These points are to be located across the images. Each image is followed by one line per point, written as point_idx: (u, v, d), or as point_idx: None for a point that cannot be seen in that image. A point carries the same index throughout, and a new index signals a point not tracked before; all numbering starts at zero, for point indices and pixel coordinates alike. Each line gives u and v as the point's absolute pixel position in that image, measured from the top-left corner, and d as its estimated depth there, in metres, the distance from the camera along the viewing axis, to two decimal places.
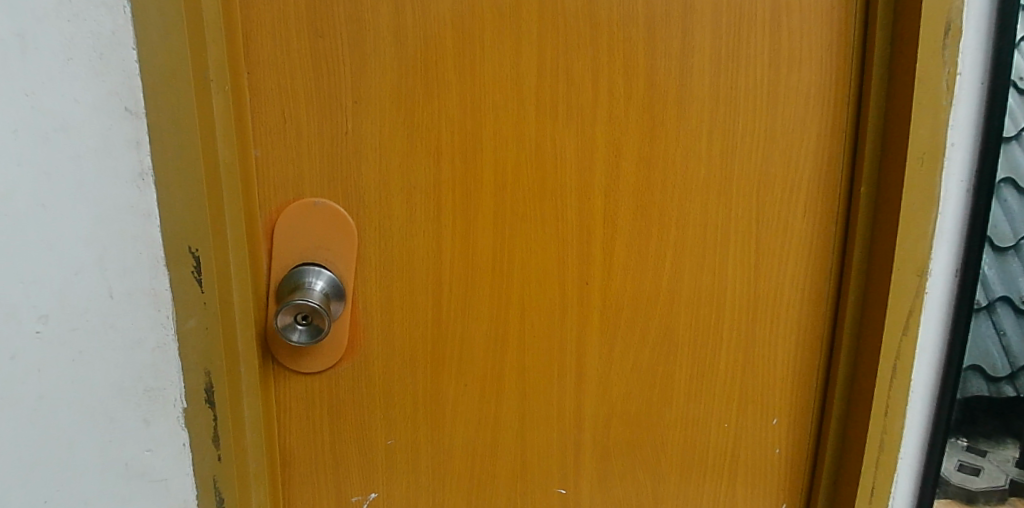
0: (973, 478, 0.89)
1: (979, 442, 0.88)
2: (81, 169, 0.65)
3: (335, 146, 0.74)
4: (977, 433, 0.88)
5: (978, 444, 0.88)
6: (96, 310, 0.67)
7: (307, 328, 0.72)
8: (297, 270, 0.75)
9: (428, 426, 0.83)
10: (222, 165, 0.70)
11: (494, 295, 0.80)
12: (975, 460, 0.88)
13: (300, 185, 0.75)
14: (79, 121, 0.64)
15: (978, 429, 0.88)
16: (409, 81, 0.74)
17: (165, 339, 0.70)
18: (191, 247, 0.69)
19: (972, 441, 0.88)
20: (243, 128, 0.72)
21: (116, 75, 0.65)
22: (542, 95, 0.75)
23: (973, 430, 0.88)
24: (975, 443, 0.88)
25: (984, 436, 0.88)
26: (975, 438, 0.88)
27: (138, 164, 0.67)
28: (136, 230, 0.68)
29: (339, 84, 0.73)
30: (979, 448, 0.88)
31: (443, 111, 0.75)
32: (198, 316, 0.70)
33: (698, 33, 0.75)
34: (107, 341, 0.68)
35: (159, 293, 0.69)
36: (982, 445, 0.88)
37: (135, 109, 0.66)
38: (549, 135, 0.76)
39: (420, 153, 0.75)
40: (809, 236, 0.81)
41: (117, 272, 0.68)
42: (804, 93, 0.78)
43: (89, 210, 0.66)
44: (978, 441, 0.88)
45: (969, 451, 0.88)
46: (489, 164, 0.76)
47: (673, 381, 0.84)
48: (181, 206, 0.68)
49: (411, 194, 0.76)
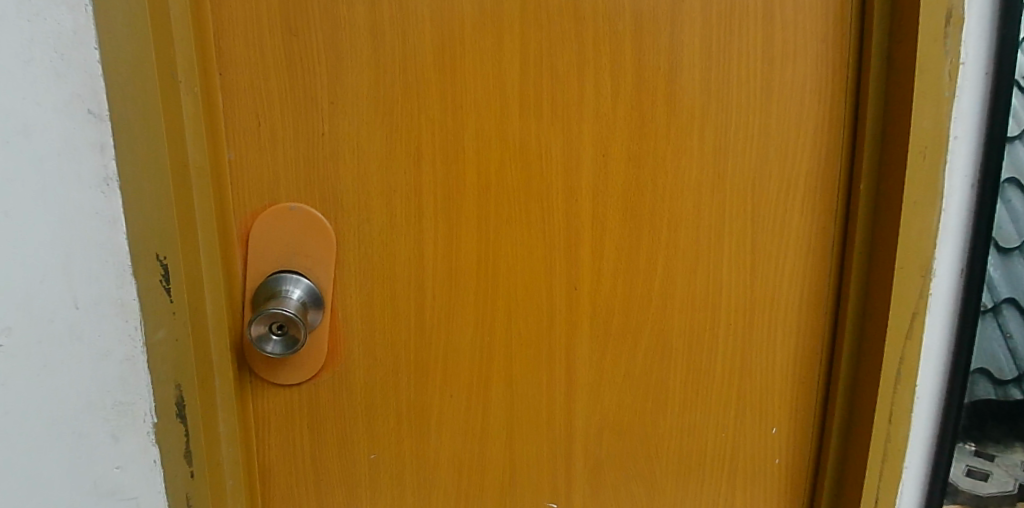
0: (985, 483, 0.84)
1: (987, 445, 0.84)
2: (43, 176, 0.62)
3: (311, 148, 0.71)
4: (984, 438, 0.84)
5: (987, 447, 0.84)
6: (60, 322, 0.64)
7: (282, 338, 0.69)
8: (273, 278, 0.72)
9: (413, 439, 0.80)
10: (193, 168, 0.67)
11: (480, 302, 0.77)
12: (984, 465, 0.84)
13: (275, 189, 0.72)
14: (40, 123, 0.61)
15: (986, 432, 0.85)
16: (387, 80, 0.71)
17: (134, 352, 0.67)
18: (158, 254, 0.65)
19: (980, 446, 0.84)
20: (215, 130, 0.69)
21: (78, 77, 0.61)
22: (525, 93, 0.72)
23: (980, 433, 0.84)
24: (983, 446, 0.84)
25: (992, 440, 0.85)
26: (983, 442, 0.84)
27: (103, 168, 0.63)
28: (101, 239, 0.64)
29: (314, 83, 0.70)
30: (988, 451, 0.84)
31: (423, 110, 0.71)
32: (167, 326, 0.67)
33: (687, 27, 0.72)
34: (72, 354, 0.65)
35: (126, 303, 0.66)
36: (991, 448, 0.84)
37: (99, 111, 0.62)
38: (534, 134, 0.73)
39: (399, 154, 0.72)
40: (807, 237, 0.78)
41: (82, 282, 0.64)
42: (799, 88, 0.75)
43: (52, 218, 0.63)
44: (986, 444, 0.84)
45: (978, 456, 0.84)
46: (472, 165, 0.73)
47: (667, 389, 0.81)
48: (148, 211, 0.65)
49: (392, 197, 0.73)
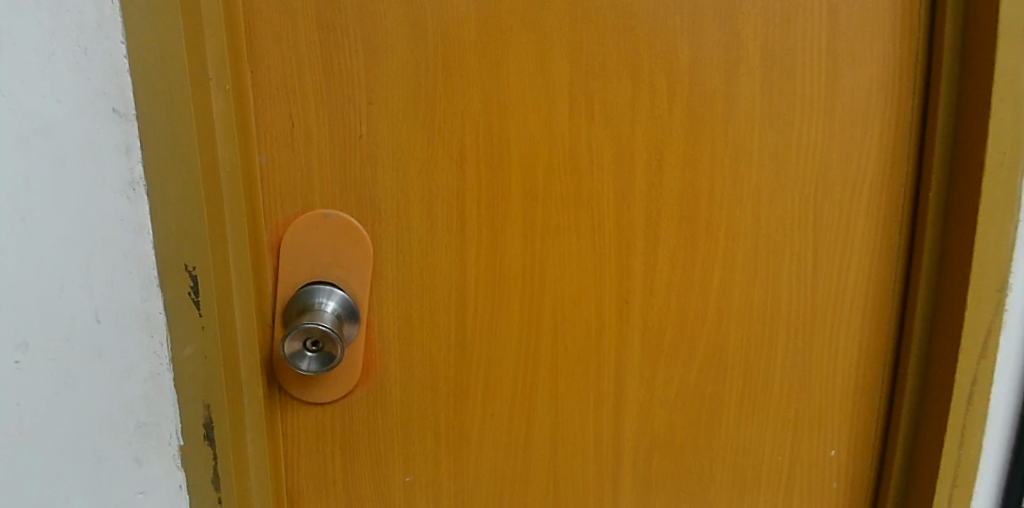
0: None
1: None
2: (65, 180, 0.57)
3: (348, 151, 0.67)
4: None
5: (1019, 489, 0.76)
6: (80, 338, 0.60)
7: (318, 355, 0.65)
8: (306, 289, 0.68)
9: (451, 461, 0.75)
10: (223, 172, 0.63)
11: (524, 315, 0.72)
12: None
13: (309, 195, 0.68)
14: (61, 123, 0.57)
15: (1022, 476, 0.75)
16: (430, 79, 0.66)
17: (159, 369, 0.63)
18: (187, 265, 0.61)
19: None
20: (246, 132, 0.65)
21: (103, 73, 0.57)
22: (575, 93, 0.68)
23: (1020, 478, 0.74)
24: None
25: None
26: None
27: (129, 172, 0.59)
28: (126, 247, 0.60)
29: (351, 82, 0.66)
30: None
31: (466, 111, 0.67)
32: (195, 343, 0.63)
33: (748, 23, 0.68)
34: (94, 371, 0.61)
35: (152, 317, 0.62)
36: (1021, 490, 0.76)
37: (124, 110, 0.58)
38: (584, 137, 0.68)
39: (441, 158, 0.68)
40: (872, 247, 0.73)
41: (105, 295, 0.60)
42: (865, 88, 0.70)
43: (74, 226, 0.58)
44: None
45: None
46: (518, 170, 0.69)
47: (721, 407, 0.76)
48: (177, 218, 0.60)
49: (433, 204, 0.69)
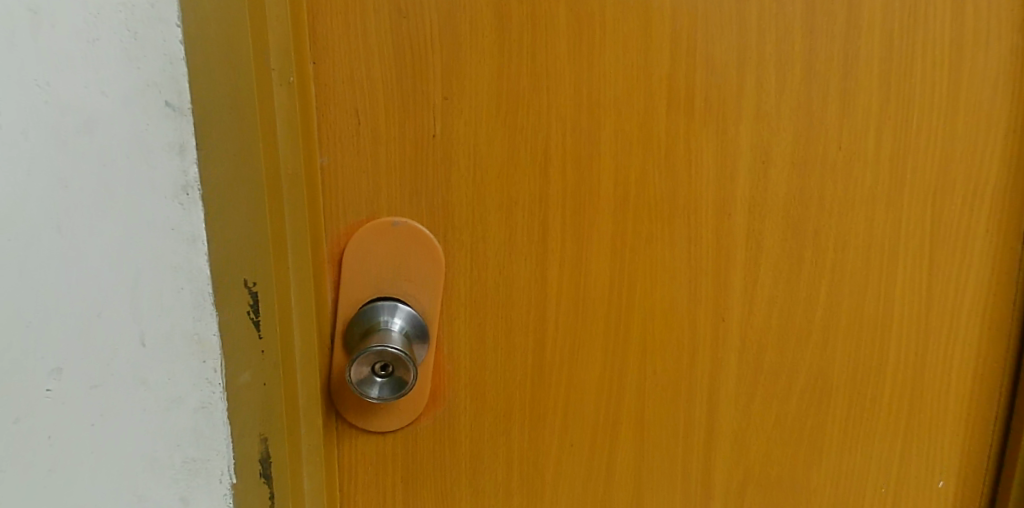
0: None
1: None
2: (111, 182, 0.50)
3: (420, 152, 0.60)
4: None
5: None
6: (124, 362, 0.52)
7: (388, 380, 0.58)
8: (369, 307, 0.61)
9: (524, 495, 0.68)
10: (285, 174, 0.56)
11: (610, 334, 0.65)
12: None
13: (375, 200, 0.61)
14: (104, 119, 0.49)
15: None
16: (514, 71, 0.59)
17: (211, 399, 0.55)
18: (247, 280, 0.54)
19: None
20: (309, 130, 0.58)
21: (154, 60, 0.49)
22: (675, 87, 0.60)
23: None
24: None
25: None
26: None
27: (182, 174, 0.51)
28: (177, 260, 0.52)
29: (426, 75, 0.59)
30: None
31: (553, 108, 0.60)
32: (253, 368, 0.55)
33: (868, 9, 0.61)
34: (136, 401, 0.53)
35: (204, 340, 0.54)
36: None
37: (178, 103, 0.50)
38: (684, 137, 0.61)
39: (524, 160, 0.61)
40: (992, 258, 0.66)
41: (153, 314, 0.52)
42: (993, 82, 0.63)
43: (118, 234, 0.51)
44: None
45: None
46: (609, 174, 0.62)
47: (823, 437, 0.69)
48: (236, 226, 0.53)
49: (512, 211, 0.62)
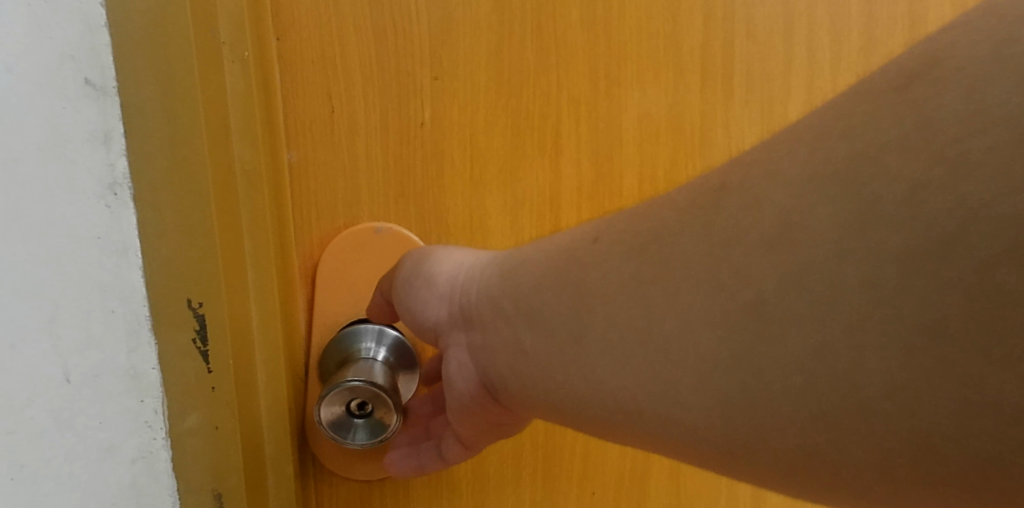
0: (659, 242, 0.35)
1: (886, 323, 0.27)
2: (27, 164, 0.35)
3: (406, 146, 0.51)
4: (879, 139, 0.28)
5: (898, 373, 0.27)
6: (45, 409, 0.36)
7: (366, 422, 0.49)
8: (347, 332, 0.52)
9: None
10: (241, 171, 0.46)
11: None
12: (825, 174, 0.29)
13: (353, 205, 0.51)
14: (19, 87, 0.34)
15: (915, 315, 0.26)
16: (516, 45, 0.50)
17: (152, 448, 0.42)
18: (191, 301, 0.43)
19: (800, 235, 0.29)
20: (273, 121, 0.49)
21: (73, 23, 0.37)
22: (708, 63, 0.52)
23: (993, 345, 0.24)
24: (845, 348, 0.28)
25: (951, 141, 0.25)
26: (748, 202, 0.32)
27: (109, 168, 0.39)
28: (105, 277, 0.39)
29: (411, 51, 0.50)
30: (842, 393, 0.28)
31: (564, 88, 0.51)
32: (204, 407, 0.44)
33: None
34: (65, 464, 0.37)
35: (140, 377, 0.42)
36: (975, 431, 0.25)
37: (99, 81, 0.39)
38: (720, 118, 0.53)
39: (528, 152, 0.52)
40: None
41: (76, 346, 0.38)
42: None
43: (39, 236, 0.35)
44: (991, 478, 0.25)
45: (778, 271, 0.30)
46: (632, 165, 0.53)
47: None
48: (178, 234, 0.42)
49: (517, 213, 0.53)
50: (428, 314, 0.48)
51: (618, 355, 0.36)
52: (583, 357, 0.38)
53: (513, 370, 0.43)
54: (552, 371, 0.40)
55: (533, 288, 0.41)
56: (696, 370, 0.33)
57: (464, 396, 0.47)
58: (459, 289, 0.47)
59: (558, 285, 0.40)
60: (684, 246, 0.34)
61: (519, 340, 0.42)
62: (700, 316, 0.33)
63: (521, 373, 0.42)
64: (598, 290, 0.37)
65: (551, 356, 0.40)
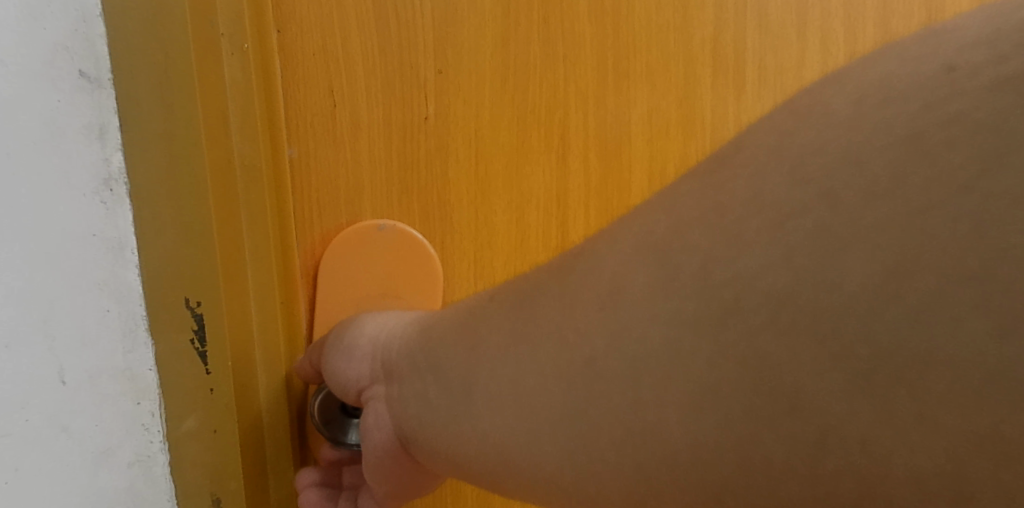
0: (543, 296, 0.34)
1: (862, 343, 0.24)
2: (23, 159, 0.34)
3: (411, 141, 0.50)
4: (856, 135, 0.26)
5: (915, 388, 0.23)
6: (41, 410, 0.35)
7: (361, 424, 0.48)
8: None
9: None
10: (241, 166, 0.45)
11: None
12: (795, 167, 0.27)
13: (356, 202, 0.50)
14: (19, 77, 0.33)
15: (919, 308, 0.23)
16: (524, 36, 0.49)
17: (148, 449, 0.41)
18: (189, 301, 0.42)
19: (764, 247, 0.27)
20: (274, 115, 0.47)
21: (69, 15, 0.36)
22: (720, 57, 0.52)
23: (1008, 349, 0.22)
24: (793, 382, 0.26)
25: (940, 128, 0.24)
26: (708, 216, 0.29)
27: (104, 163, 0.39)
28: (100, 274, 0.39)
29: (416, 43, 0.49)
30: (769, 427, 0.27)
31: (572, 81, 0.50)
32: (202, 411, 0.43)
33: None
34: (61, 466, 0.36)
35: (136, 376, 0.41)
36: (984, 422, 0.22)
37: (93, 74, 0.38)
38: (730, 112, 0.53)
39: (535, 147, 0.51)
40: None
41: (72, 346, 0.36)
42: None
43: (35, 232, 0.34)
44: (996, 471, 0.22)
45: (645, 322, 0.29)
46: (641, 159, 0.52)
47: None
48: (177, 233, 0.41)
49: (524, 210, 0.52)
50: (349, 373, 0.43)
51: (504, 406, 0.34)
52: (467, 411, 0.36)
53: (423, 426, 0.38)
54: (457, 426, 0.36)
55: (439, 345, 0.38)
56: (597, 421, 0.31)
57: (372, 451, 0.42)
58: (381, 345, 0.43)
59: (458, 334, 0.37)
60: (572, 297, 0.33)
61: (427, 395, 0.38)
62: (596, 366, 0.31)
63: (431, 433, 0.38)
64: (493, 346, 0.35)
65: (441, 409, 0.37)
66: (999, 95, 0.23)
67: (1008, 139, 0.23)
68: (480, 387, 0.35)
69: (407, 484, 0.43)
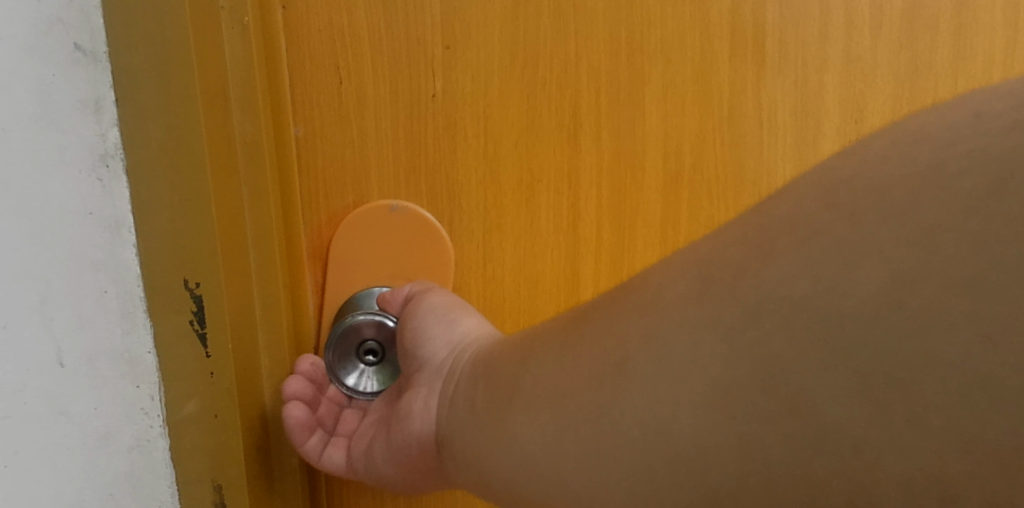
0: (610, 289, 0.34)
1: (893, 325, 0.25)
2: (16, 132, 0.32)
3: (417, 120, 0.48)
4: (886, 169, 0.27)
5: (922, 395, 0.25)
6: (39, 392, 0.33)
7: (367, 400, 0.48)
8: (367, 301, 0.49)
9: None
10: (241, 143, 0.43)
11: None
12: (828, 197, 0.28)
13: (363, 182, 0.49)
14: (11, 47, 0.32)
15: (925, 327, 0.25)
16: (533, 10, 0.48)
17: (148, 434, 0.40)
18: (188, 283, 0.40)
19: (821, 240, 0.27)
20: (277, 94, 0.46)
21: None
22: (738, 31, 0.49)
23: (1008, 361, 0.23)
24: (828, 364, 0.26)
25: (967, 161, 0.25)
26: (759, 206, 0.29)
27: (100, 139, 0.38)
28: (97, 254, 0.37)
29: (423, 18, 0.47)
30: (797, 440, 0.27)
31: (583, 57, 0.49)
32: (203, 395, 0.42)
33: None
34: (63, 451, 0.35)
35: (135, 359, 0.40)
36: (988, 421, 0.24)
37: (89, 48, 0.37)
38: (750, 88, 0.50)
39: (545, 125, 0.49)
40: None
41: (69, 327, 0.35)
42: None
43: (30, 208, 0.33)
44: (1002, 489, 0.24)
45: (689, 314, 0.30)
46: (656, 139, 0.50)
47: None
48: (176, 212, 0.40)
49: (535, 190, 0.50)
50: (429, 350, 0.44)
51: (540, 419, 0.35)
52: (499, 426, 0.36)
53: (464, 413, 0.39)
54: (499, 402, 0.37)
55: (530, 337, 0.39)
56: (640, 399, 0.31)
57: (407, 444, 0.43)
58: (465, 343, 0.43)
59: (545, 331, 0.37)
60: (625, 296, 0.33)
61: (491, 372, 0.39)
62: (645, 360, 0.31)
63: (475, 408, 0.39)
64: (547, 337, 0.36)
65: (484, 399, 0.38)
66: (1002, 137, 0.24)
67: (1004, 178, 0.24)
68: (517, 402, 0.36)
69: (416, 482, 0.44)
